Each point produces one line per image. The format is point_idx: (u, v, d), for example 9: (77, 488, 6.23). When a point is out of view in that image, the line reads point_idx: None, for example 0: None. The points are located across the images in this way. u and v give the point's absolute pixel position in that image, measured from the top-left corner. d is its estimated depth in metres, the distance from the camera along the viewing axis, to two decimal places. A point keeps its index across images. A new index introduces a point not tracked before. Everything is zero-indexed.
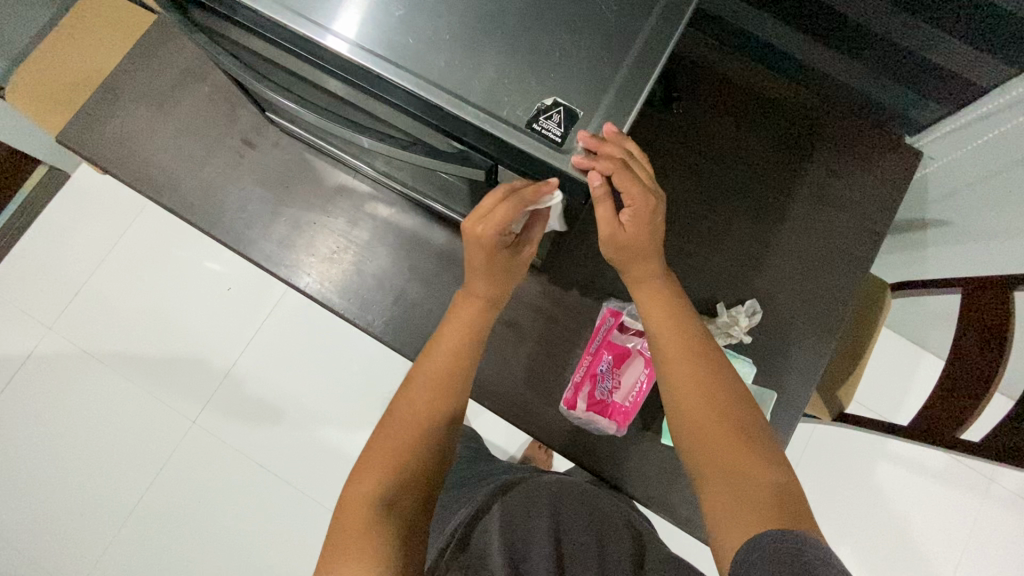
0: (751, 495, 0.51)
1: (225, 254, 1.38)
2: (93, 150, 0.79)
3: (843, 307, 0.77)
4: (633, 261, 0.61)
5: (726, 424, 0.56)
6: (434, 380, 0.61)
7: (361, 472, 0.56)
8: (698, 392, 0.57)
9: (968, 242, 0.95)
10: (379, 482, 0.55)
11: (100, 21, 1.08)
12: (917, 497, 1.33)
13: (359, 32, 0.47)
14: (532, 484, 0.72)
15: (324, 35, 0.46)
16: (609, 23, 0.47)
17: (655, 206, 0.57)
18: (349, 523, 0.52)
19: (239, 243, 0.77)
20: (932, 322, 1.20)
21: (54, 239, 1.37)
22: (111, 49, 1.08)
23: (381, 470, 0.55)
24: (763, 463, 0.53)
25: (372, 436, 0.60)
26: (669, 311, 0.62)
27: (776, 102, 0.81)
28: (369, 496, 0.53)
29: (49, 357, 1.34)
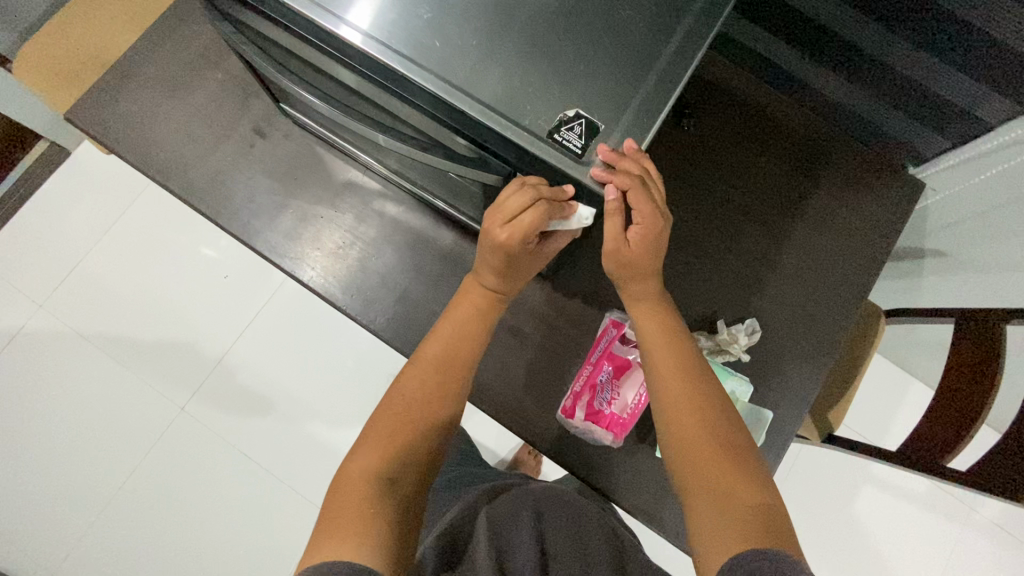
0: (737, 515, 0.51)
1: (223, 241, 1.36)
2: (102, 131, 0.78)
3: (839, 331, 0.78)
4: (632, 279, 0.62)
5: (716, 443, 0.56)
6: (434, 372, 0.61)
7: (363, 445, 0.56)
8: (690, 409, 0.58)
9: (963, 273, 0.97)
10: (380, 457, 0.55)
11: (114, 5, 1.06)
12: (900, 522, 1.35)
13: (377, 28, 0.47)
14: (514, 492, 0.72)
15: (339, 25, 0.47)
16: (634, 40, 0.48)
17: (663, 227, 0.57)
18: (346, 491, 0.52)
19: (244, 233, 0.77)
20: (923, 350, 1.21)
21: (52, 216, 1.36)
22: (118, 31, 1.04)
23: (375, 455, 0.55)
24: (749, 484, 0.54)
25: (374, 411, 0.60)
26: (664, 330, 0.62)
27: (784, 127, 0.82)
28: (369, 469, 0.54)
29: (39, 335, 1.32)
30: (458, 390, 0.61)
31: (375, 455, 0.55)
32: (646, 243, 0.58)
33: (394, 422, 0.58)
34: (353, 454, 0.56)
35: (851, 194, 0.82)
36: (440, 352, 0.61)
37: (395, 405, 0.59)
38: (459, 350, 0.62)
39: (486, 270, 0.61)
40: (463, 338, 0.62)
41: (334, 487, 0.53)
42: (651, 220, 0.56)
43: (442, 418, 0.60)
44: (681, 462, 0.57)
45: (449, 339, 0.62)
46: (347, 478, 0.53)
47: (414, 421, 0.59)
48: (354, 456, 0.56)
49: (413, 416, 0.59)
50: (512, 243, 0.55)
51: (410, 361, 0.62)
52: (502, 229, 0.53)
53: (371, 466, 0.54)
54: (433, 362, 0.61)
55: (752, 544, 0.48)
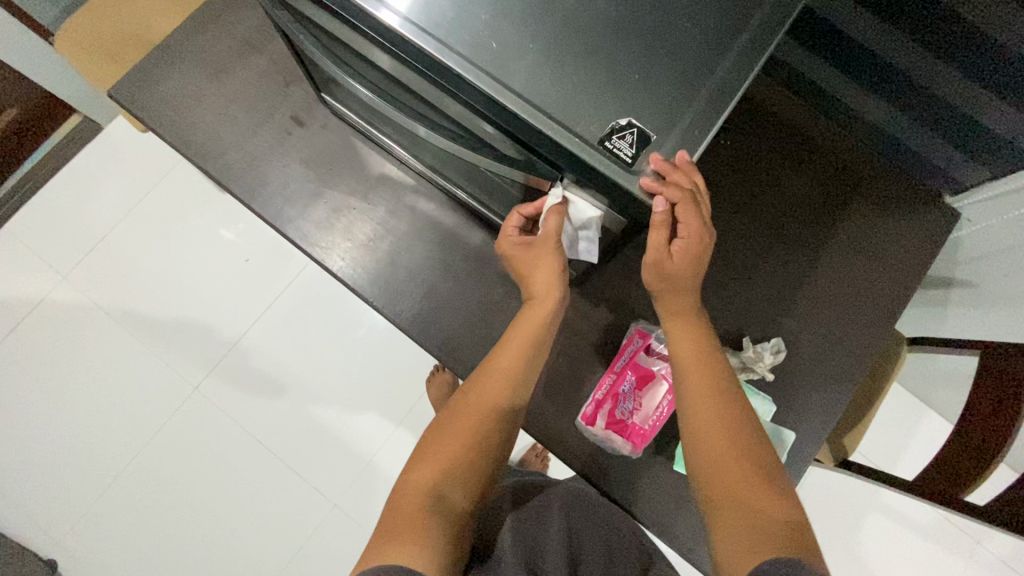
0: (762, 526, 0.51)
1: (241, 225, 1.37)
2: (142, 109, 0.79)
3: (865, 355, 0.77)
4: (669, 293, 0.62)
5: (745, 457, 0.56)
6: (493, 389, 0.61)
7: (421, 456, 0.57)
8: (719, 423, 0.58)
9: (990, 306, 0.96)
10: (436, 470, 0.55)
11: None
12: (905, 551, 1.33)
13: (417, 13, 0.47)
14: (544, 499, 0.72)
15: (380, 7, 0.47)
16: (690, 55, 0.47)
17: (705, 245, 0.57)
18: (405, 502, 0.53)
19: (276, 219, 0.78)
20: (941, 380, 1.20)
21: (81, 188, 1.37)
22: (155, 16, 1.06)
23: (431, 466, 0.56)
24: (776, 499, 0.53)
25: (434, 422, 0.61)
26: (698, 345, 0.62)
27: (820, 148, 0.81)
28: (425, 482, 0.55)
29: (59, 305, 1.33)
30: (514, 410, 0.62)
31: (434, 466, 0.56)
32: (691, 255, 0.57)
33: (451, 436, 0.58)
34: (411, 464, 0.57)
35: (885, 217, 0.81)
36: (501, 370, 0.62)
37: (458, 417, 0.60)
38: (522, 366, 0.62)
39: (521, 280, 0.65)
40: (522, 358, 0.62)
41: (392, 494, 0.54)
42: (696, 233, 0.55)
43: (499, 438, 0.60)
44: (708, 474, 0.57)
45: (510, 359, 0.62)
46: (407, 488, 0.54)
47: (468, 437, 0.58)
48: (412, 466, 0.56)
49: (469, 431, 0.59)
50: (509, 247, 0.63)
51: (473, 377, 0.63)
52: (505, 244, 0.64)
53: (430, 479, 0.55)
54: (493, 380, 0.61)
55: (778, 551, 0.48)
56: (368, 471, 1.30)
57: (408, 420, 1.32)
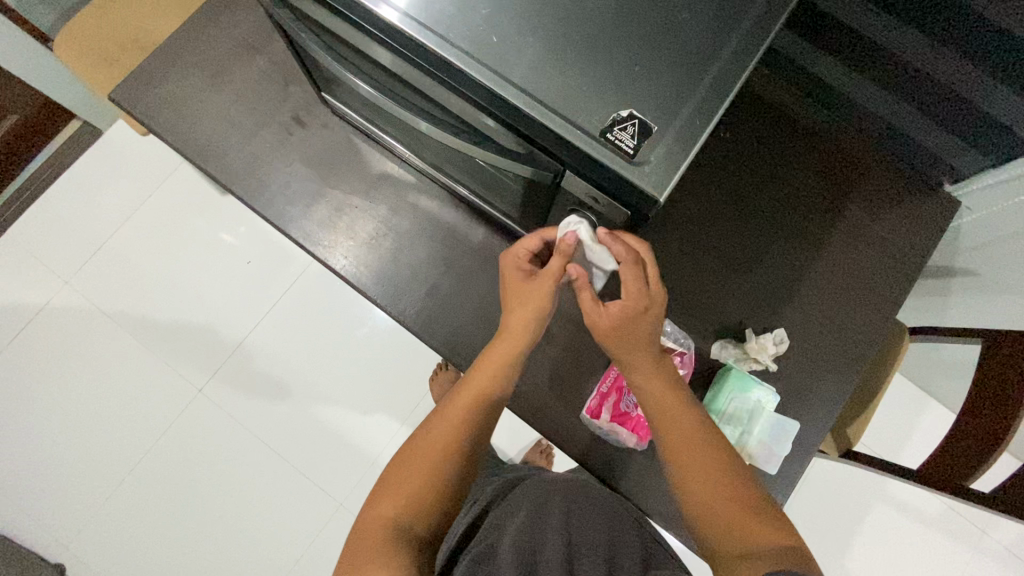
0: (765, 548, 0.52)
1: (241, 227, 1.38)
2: (143, 112, 0.79)
3: (868, 344, 0.77)
4: (624, 350, 0.62)
5: (730, 483, 0.57)
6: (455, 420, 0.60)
7: (382, 489, 0.56)
8: (700, 454, 0.59)
9: (991, 293, 0.96)
10: (396, 503, 0.55)
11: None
12: (910, 542, 1.33)
13: (417, 8, 0.47)
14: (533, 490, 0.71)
15: (379, 4, 0.47)
16: (689, 46, 0.48)
17: (652, 309, 0.61)
18: (367, 540, 0.51)
19: (278, 219, 0.78)
20: (944, 369, 1.20)
21: (81, 193, 1.37)
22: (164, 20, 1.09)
23: (392, 500, 0.55)
24: (768, 523, 0.54)
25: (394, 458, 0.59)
26: (662, 391, 0.62)
27: (818, 139, 0.82)
28: (385, 515, 0.54)
29: (62, 311, 1.33)
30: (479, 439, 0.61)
31: (395, 500, 0.55)
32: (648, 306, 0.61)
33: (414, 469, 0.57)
34: (372, 499, 0.56)
35: (883, 210, 0.81)
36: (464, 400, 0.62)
37: (418, 451, 0.58)
38: (484, 398, 0.62)
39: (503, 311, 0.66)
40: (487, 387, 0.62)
41: (353, 530, 0.54)
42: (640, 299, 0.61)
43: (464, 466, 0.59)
44: (704, 517, 0.57)
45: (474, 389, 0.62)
46: (368, 525, 0.53)
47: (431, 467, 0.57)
48: (374, 501, 0.55)
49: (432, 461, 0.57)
50: (511, 263, 0.65)
51: (434, 412, 0.62)
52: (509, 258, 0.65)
53: (390, 513, 0.54)
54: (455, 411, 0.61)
55: (782, 563, 0.49)
56: (374, 470, 1.30)
57: (413, 418, 1.33)
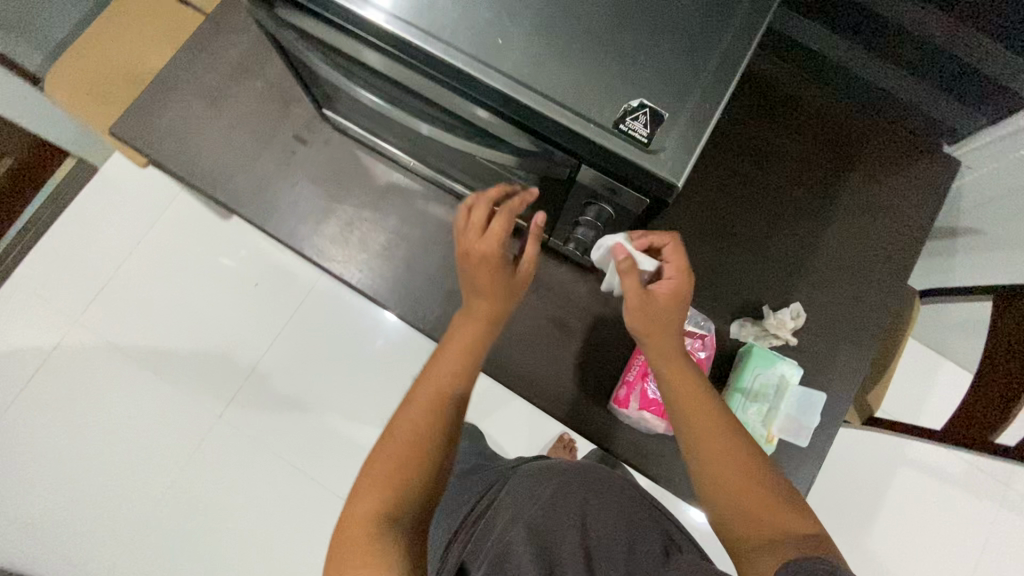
0: (789, 541, 0.52)
1: (242, 250, 1.38)
2: (147, 145, 0.79)
3: (883, 310, 0.78)
4: (656, 337, 0.61)
5: (754, 474, 0.57)
6: (433, 399, 0.59)
7: (364, 482, 0.55)
8: (725, 445, 0.59)
9: (997, 249, 0.97)
10: (381, 494, 0.54)
11: (132, 32, 1.10)
12: (935, 502, 1.34)
13: (406, 10, 0.48)
14: (542, 472, 0.73)
15: (365, 7, 0.48)
16: (691, 32, 0.48)
17: (685, 290, 0.61)
18: (355, 541, 0.51)
19: (291, 238, 0.78)
20: (955, 328, 1.21)
21: (83, 230, 1.37)
22: (159, 52, 1.09)
23: (376, 491, 0.54)
24: (792, 515, 0.55)
25: (373, 450, 0.58)
26: (689, 380, 0.61)
27: (815, 111, 0.82)
28: (372, 508, 0.53)
29: (75, 349, 1.33)
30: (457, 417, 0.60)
31: (378, 491, 0.54)
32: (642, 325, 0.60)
33: (396, 457, 0.56)
34: (356, 491, 0.55)
35: (887, 175, 0.82)
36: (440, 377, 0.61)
37: (395, 442, 0.57)
38: (457, 380, 0.61)
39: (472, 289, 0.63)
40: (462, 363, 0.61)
41: (338, 527, 0.53)
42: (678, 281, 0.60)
43: (446, 445, 0.58)
44: (726, 506, 0.57)
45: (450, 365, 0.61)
46: (353, 520, 0.53)
47: (412, 452, 0.56)
48: (358, 494, 0.55)
49: (413, 446, 0.57)
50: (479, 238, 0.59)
51: (406, 399, 0.61)
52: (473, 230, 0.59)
53: (376, 505, 0.53)
54: (433, 388, 0.60)
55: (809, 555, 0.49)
56: None
57: None
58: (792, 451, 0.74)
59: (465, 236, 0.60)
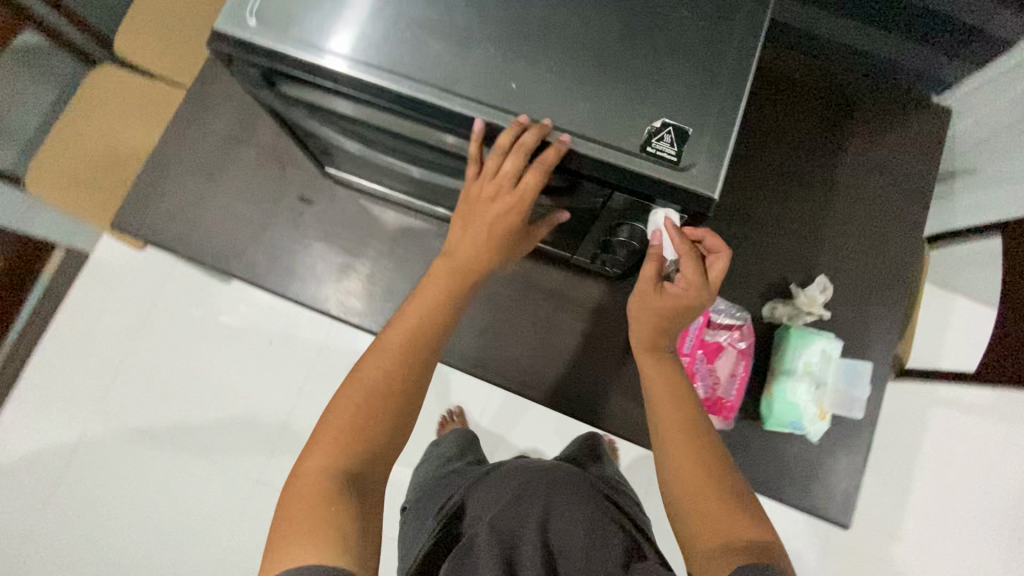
0: (734, 544, 0.54)
1: (241, 306, 1.37)
2: (153, 231, 0.78)
3: (907, 267, 0.79)
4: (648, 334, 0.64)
5: (720, 479, 0.58)
6: (396, 359, 0.59)
7: (319, 438, 0.56)
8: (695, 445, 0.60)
9: (998, 185, 0.98)
10: (337, 449, 0.55)
11: (109, 116, 1.08)
12: (974, 435, 1.36)
13: (362, 52, 0.48)
14: (513, 468, 0.73)
15: (323, 55, 0.48)
16: (698, 45, 0.49)
17: (697, 306, 0.61)
18: (316, 490, 0.52)
19: (315, 300, 0.78)
20: (963, 265, 1.23)
21: (86, 319, 1.35)
22: (144, 134, 1.08)
23: (331, 445, 0.55)
24: (745, 522, 0.56)
25: (334, 396, 0.59)
26: (669, 379, 0.64)
27: (809, 80, 0.82)
28: (329, 463, 0.54)
29: (100, 440, 1.31)
30: (420, 381, 0.60)
31: (334, 447, 0.55)
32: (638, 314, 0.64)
33: (355, 415, 0.57)
34: (309, 447, 0.55)
35: (886, 133, 0.82)
36: (405, 337, 0.60)
37: (357, 393, 0.58)
38: (421, 343, 0.60)
39: (461, 240, 0.60)
40: (428, 324, 0.61)
41: (289, 482, 0.53)
42: (694, 295, 0.60)
43: (403, 409, 0.59)
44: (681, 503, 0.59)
45: (414, 326, 0.61)
46: (306, 473, 0.53)
47: (371, 410, 0.57)
48: (313, 448, 0.55)
49: (373, 406, 0.57)
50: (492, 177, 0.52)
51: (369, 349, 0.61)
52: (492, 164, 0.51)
53: (331, 458, 0.54)
54: (395, 348, 0.60)
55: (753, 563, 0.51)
56: None
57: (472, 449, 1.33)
58: (847, 423, 0.75)
59: (477, 182, 0.54)
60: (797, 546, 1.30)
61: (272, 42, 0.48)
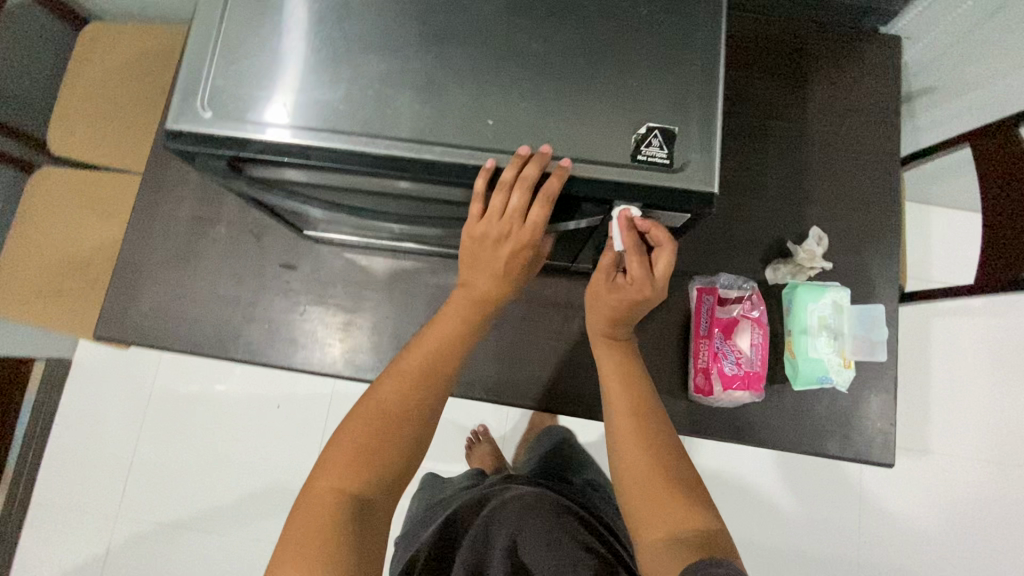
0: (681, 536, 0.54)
1: (236, 371, 1.34)
2: (139, 333, 0.75)
3: (893, 201, 0.80)
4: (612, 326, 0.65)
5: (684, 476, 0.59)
6: (409, 383, 0.59)
7: (329, 457, 0.55)
8: (662, 440, 0.61)
9: (957, 97, 1.00)
10: (349, 470, 0.54)
11: (62, 219, 1.03)
12: (982, 336, 1.38)
13: (303, 117, 0.46)
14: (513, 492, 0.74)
15: (263, 129, 0.46)
16: (662, 42, 0.49)
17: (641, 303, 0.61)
18: (309, 514, 0.52)
19: (323, 364, 0.76)
20: (935, 177, 1.25)
21: (84, 425, 1.31)
22: (104, 227, 1.03)
23: (340, 466, 0.55)
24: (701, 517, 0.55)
25: (347, 415, 0.58)
26: (640, 378, 0.65)
27: (758, 39, 0.82)
28: (342, 485, 0.54)
29: (126, 544, 1.27)
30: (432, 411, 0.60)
31: (345, 468, 0.54)
32: (594, 309, 0.65)
33: (367, 437, 0.56)
34: (319, 466, 0.55)
35: (845, 73, 0.83)
36: (417, 362, 0.60)
37: (366, 414, 0.57)
38: (433, 369, 0.60)
39: (475, 271, 0.58)
40: (440, 353, 0.61)
41: (299, 499, 0.54)
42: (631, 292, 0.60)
43: (413, 440, 0.58)
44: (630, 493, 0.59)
45: (427, 352, 0.60)
46: (315, 493, 0.53)
47: (383, 432, 0.57)
48: (323, 466, 0.55)
49: (386, 430, 0.57)
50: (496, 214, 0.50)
51: (383, 373, 0.60)
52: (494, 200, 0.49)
53: (342, 478, 0.54)
54: (407, 370, 0.60)
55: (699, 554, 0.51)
56: None
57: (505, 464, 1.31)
58: (869, 366, 0.76)
59: (479, 220, 0.52)
60: (837, 485, 1.32)
61: (204, 125, 0.46)
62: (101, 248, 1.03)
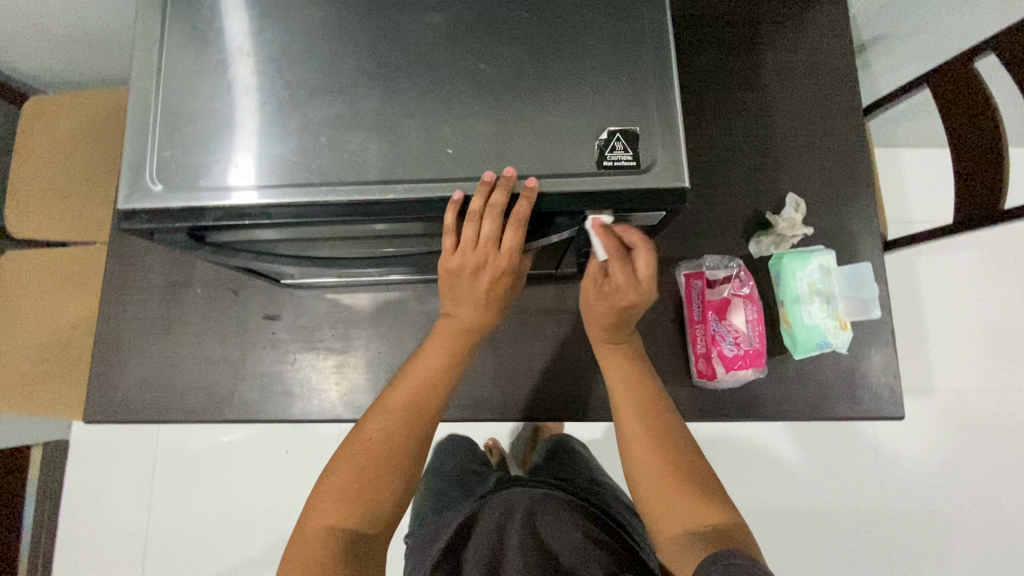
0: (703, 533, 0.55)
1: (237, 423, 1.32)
2: (129, 409, 0.73)
3: (863, 156, 0.80)
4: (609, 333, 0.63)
5: (695, 472, 0.60)
6: (396, 415, 0.58)
7: (319, 495, 0.56)
8: (671, 439, 0.61)
9: (908, 40, 1.00)
10: (342, 507, 0.55)
11: (32, 302, 1.01)
12: (968, 268, 1.39)
13: (263, 176, 0.45)
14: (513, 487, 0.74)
15: (227, 194, 0.44)
16: (609, 42, 0.48)
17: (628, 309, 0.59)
18: (301, 553, 0.52)
19: (322, 410, 0.74)
20: (899, 119, 1.26)
21: (92, 503, 1.28)
22: (79, 301, 1.00)
23: (331, 504, 0.55)
24: (717, 509, 0.57)
25: (335, 453, 0.58)
26: (643, 378, 0.64)
27: (704, 14, 0.82)
28: (335, 523, 0.54)
29: None
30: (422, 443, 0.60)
31: (335, 505, 0.55)
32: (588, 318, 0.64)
33: (356, 474, 0.56)
34: (311, 505, 0.56)
35: (795, 36, 0.82)
36: (404, 395, 0.59)
37: (354, 453, 0.57)
38: (422, 400, 0.59)
39: (457, 301, 0.57)
40: (428, 384, 0.60)
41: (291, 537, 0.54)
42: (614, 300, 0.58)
43: (407, 474, 0.58)
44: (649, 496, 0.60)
45: (414, 385, 0.59)
46: (307, 533, 0.54)
47: (373, 469, 0.56)
48: (315, 504, 0.55)
49: (376, 466, 0.57)
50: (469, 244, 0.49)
51: (372, 408, 0.60)
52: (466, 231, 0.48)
53: (335, 516, 0.54)
54: (394, 405, 0.59)
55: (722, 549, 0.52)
56: None
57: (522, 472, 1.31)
58: (865, 322, 0.76)
59: (453, 253, 0.50)
60: (852, 437, 1.32)
61: (162, 200, 0.45)
62: (76, 324, 1.00)
